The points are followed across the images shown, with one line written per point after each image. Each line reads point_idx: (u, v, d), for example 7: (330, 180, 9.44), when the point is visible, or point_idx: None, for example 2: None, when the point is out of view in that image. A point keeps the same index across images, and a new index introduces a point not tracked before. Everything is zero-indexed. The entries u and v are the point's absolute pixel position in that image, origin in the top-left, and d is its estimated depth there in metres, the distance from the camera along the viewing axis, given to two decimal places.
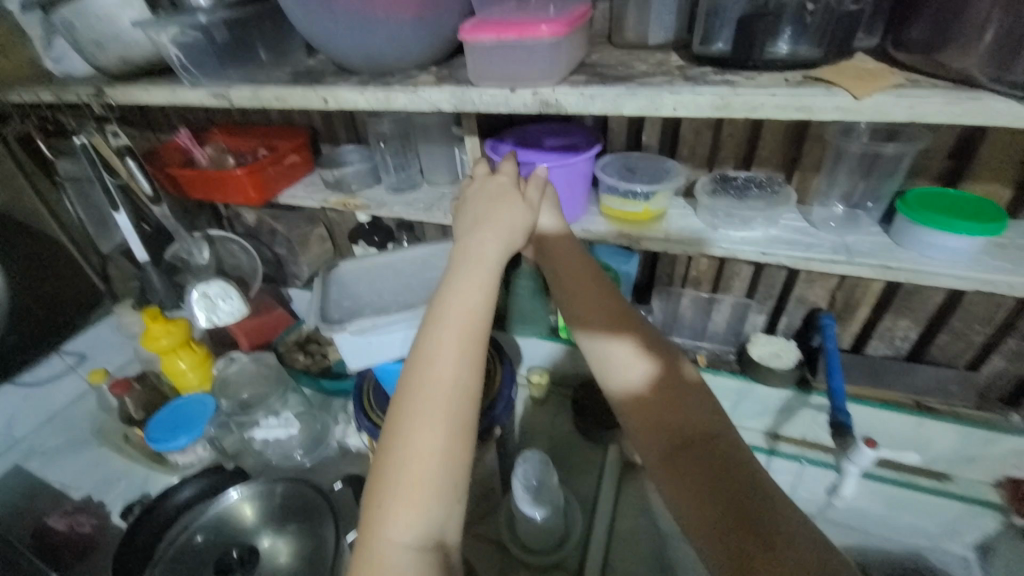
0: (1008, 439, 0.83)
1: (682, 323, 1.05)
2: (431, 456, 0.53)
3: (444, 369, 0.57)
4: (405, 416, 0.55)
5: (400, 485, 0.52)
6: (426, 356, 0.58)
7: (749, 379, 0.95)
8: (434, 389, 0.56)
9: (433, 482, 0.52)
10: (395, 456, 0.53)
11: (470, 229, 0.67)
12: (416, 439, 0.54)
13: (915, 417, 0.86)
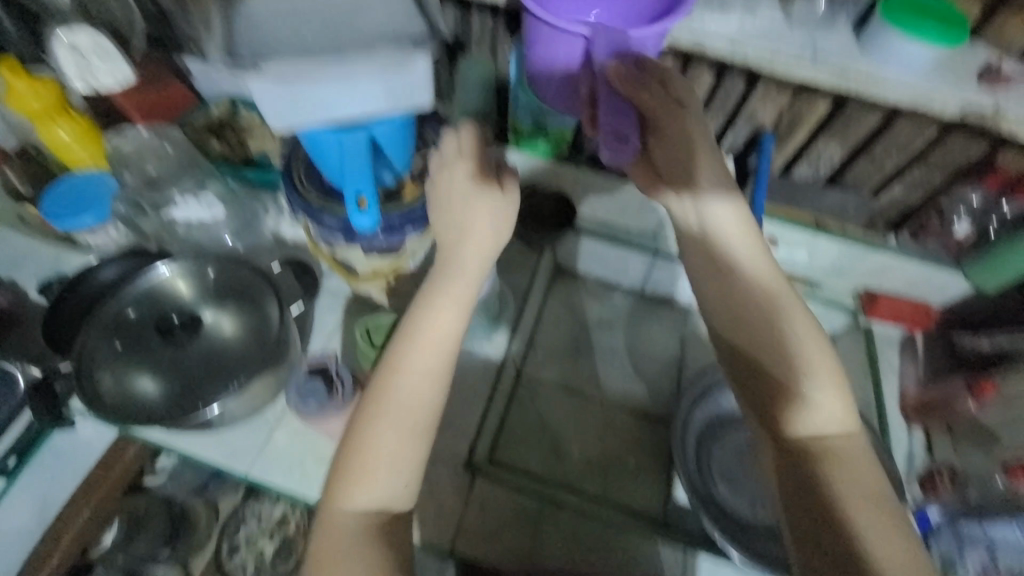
0: (876, 254, 0.99)
1: None
2: (381, 458, 0.63)
3: (411, 387, 0.65)
4: (372, 409, 0.64)
5: (349, 471, 0.63)
6: (391, 372, 0.65)
7: None
8: (392, 400, 0.64)
9: (386, 468, 0.63)
10: (355, 449, 0.63)
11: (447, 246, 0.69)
12: (370, 446, 0.63)
13: (811, 233, 0.99)
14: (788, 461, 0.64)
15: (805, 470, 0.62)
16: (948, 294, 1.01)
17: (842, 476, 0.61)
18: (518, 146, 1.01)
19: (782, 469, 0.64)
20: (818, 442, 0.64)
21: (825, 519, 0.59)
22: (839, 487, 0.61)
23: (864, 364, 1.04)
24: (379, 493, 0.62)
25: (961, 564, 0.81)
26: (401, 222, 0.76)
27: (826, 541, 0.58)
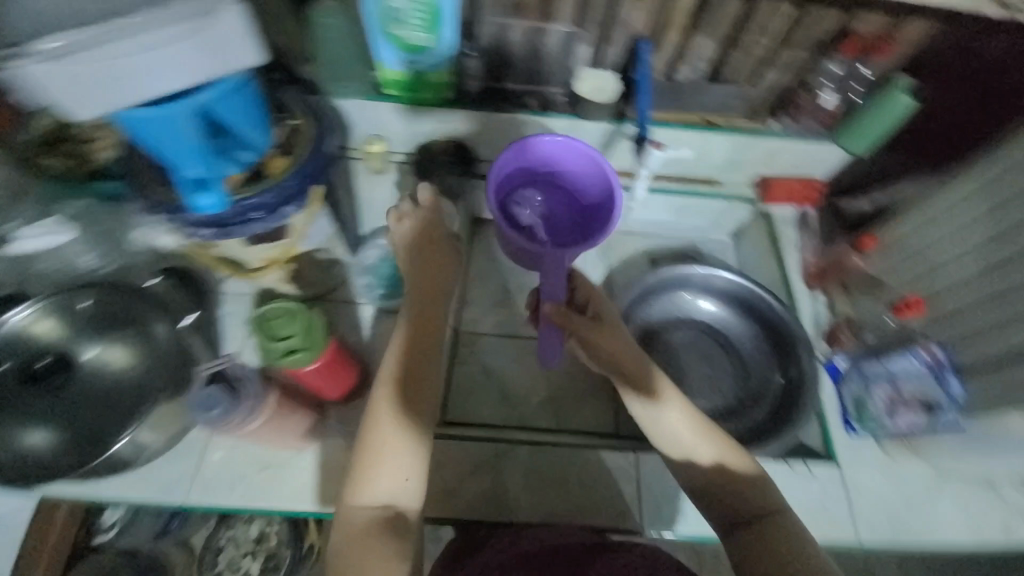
0: (763, 141, 1.05)
1: (515, 64, 1.00)
2: (394, 461, 0.61)
3: (410, 398, 0.64)
4: (376, 402, 0.64)
5: (363, 476, 0.61)
6: (394, 384, 0.65)
7: (576, 120, 1.01)
8: (394, 388, 0.65)
9: (393, 448, 0.61)
10: (370, 448, 0.62)
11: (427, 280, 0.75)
12: (380, 450, 0.62)
13: (702, 132, 1.03)
14: (733, 526, 0.63)
15: (761, 527, 0.61)
16: (829, 164, 1.08)
17: (776, 535, 0.60)
18: (399, 99, 1.00)
19: (734, 534, 0.63)
20: (754, 495, 0.63)
21: (785, 551, 0.58)
22: (781, 540, 0.60)
23: (770, 244, 1.12)
24: (393, 497, 0.60)
25: (868, 398, 0.87)
26: (271, 201, 0.69)
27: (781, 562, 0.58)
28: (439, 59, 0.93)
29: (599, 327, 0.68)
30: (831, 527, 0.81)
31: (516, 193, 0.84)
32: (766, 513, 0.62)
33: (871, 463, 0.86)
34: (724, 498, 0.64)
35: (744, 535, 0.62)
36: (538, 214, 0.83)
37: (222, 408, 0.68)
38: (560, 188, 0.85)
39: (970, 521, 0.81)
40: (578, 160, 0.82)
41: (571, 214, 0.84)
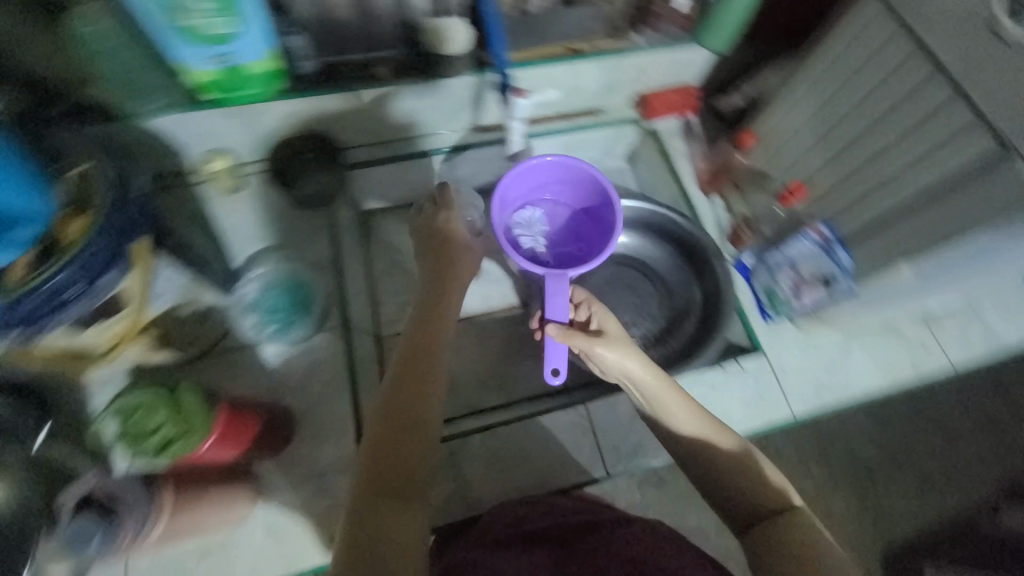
0: (631, 59, 1.01)
1: (348, 32, 0.87)
2: (415, 464, 0.55)
3: (430, 395, 0.59)
4: (395, 379, 0.61)
5: (380, 481, 0.52)
6: (412, 375, 0.60)
7: (434, 82, 0.92)
8: (412, 361, 0.62)
9: (407, 425, 0.57)
10: (386, 425, 0.57)
11: (449, 271, 0.76)
12: (399, 451, 0.55)
13: (569, 63, 0.98)
14: (745, 528, 0.58)
15: (774, 524, 0.56)
16: (698, 66, 1.07)
17: (791, 533, 0.55)
18: (223, 104, 0.85)
19: (750, 535, 0.57)
20: (762, 491, 0.58)
21: (801, 543, 0.54)
22: (798, 537, 0.54)
23: (662, 160, 1.12)
24: (410, 508, 0.52)
25: (776, 286, 0.90)
26: (79, 275, 0.56)
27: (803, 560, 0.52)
28: (250, 48, 0.77)
29: (608, 338, 0.66)
30: (769, 411, 0.88)
31: (520, 210, 0.89)
32: (782, 509, 0.57)
33: (791, 343, 0.92)
34: (736, 495, 0.59)
35: (760, 533, 0.56)
36: (541, 230, 0.91)
37: (101, 535, 0.62)
38: (559, 203, 0.90)
39: (878, 366, 0.91)
40: (580, 185, 0.87)
41: (569, 225, 0.92)
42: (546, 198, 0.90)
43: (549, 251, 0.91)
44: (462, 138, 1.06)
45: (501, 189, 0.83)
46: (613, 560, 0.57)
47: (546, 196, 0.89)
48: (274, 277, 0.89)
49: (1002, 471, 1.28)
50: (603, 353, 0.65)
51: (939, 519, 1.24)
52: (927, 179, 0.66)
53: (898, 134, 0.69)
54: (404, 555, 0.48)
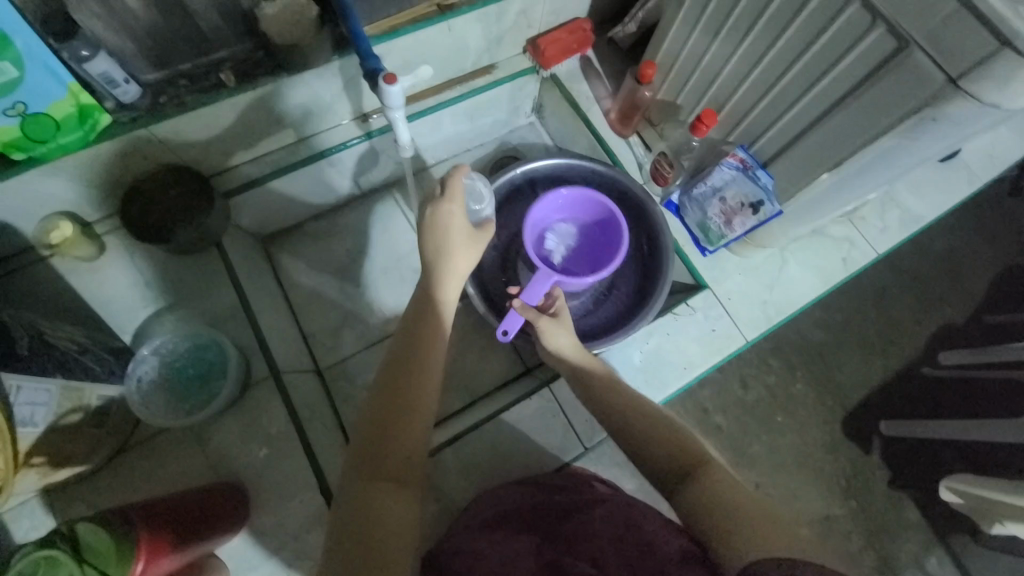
0: (510, 4, 0.91)
1: (167, 39, 0.72)
2: (408, 453, 0.58)
3: (423, 377, 0.61)
4: (387, 403, 0.59)
5: (377, 465, 0.56)
6: (404, 356, 0.62)
7: (291, 76, 0.79)
8: (410, 387, 0.60)
9: (401, 460, 0.57)
10: (373, 454, 0.57)
11: (446, 262, 0.68)
12: (391, 441, 0.57)
13: (443, 23, 0.86)
14: (670, 491, 0.56)
15: (698, 479, 0.54)
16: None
17: (713, 489, 0.53)
18: (35, 159, 0.70)
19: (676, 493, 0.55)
20: (686, 448, 0.58)
21: (722, 491, 0.52)
22: (721, 491, 0.52)
23: (570, 110, 1.05)
24: (402, 494, 0.56)
25: (708, 220, 0.87)
26: None
27: (721, 504, 0.51)
28: (50, 89, 0.64)
29: (558, 320, 0.76)
30: (724, 343, 0.89)
31: (550, 223, 0.93)
32: (705, 461, 0.56)
33: (732, 271, 0.92)
34: (661, 450, 0.59)
35: (686, 487, 0.54)
36: (566, 245, 0.93)
37: None
38: (581, 219, 0.93)
39: (814, 272, 0.93)
40: (602, 204, 0.90)
41: (590, 238, 0.94)
42: (569, 219, 0.94)
43: (570, 264, 0.93)
44: (350, 132, 0.94)
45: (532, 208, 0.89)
46: (602, 539, 0.58)
47: (575, 212, 0.93)
48: (172, 350, 0.78)
49: (932, 324, 1.39)
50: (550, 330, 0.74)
51: (886, 382, 1.36)
52: (828, 85, 0.64)
53: (789, 42, 0.66)
54: (401, 536, 0.52)
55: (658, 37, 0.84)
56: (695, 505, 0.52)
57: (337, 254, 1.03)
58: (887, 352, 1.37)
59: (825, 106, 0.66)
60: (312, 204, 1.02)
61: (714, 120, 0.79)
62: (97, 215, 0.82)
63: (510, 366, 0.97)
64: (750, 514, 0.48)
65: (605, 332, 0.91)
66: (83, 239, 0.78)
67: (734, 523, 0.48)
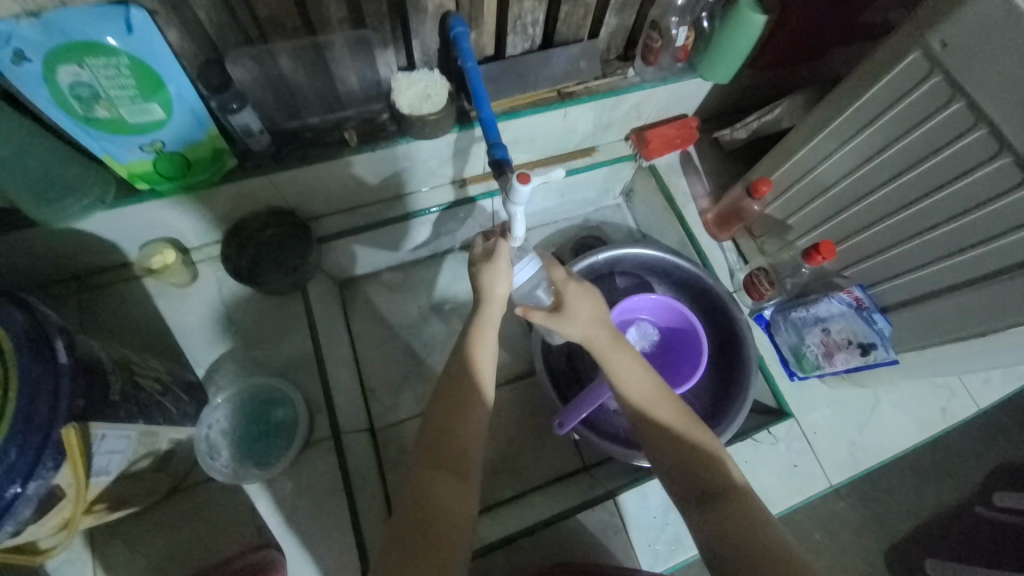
0: (627, 97, 0.90)
1: (303, 94, 0.75)
2: (467, 444, 0.56)
3: (480, 369, 0.61)
4: (451, 409, 0.57)
5: (435, 451, 0.55)
6: (464, 355, 0.61)
7: (409, 142, 0.79)
8: (468, 402, 0.58)
9: (457, 472, 0.55)
10: (433, 455, 0.55)
11: (485, 285, 0.63)
12: (449, 431, 0.56)
13: (560, 108, 0.86)
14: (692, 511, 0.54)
15: (712, 507, 0.52)
16: (698, 98, 0.97)
17: (737, 514, 0.51)
18: (158, 192, 0.71)
19: (693, 513, 0.53)
20: (710, 470, 0.55)
21: (739, 528, 0.49)
22: (754, 521, 0.50)
23: (664, 202, 1.03)
24: (460, 485, 0.54)
25: (803, 347, 0.83)
26: None
27: (737, 545, 0.48)
28: (187, 131, 0.65)
29: (564, 316, 0.64)
30: (806, 483, 0.82)
31: (644, 318, 0.93)
32: (723, 491, 0.53)
33: (821, 403, 0.86)
34: (679, 471, 0.56)
35: (703, 513, 0.52)
36: (644, 345, 0.92)
37: None
38: (674, 333, 0.92)
39: (909, 418, 0.86)
40: (694, 333, 0.88)
41: (679, 345, 0.92)
42: (662, 323, 0.93)
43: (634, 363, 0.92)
44: (447, 196, 0.94)
45: (637, 296, 0.90)
46: None
47: (672, 325, 0.92)
48: (247, 399, 0.80)
49: (992, 458, 1.27)
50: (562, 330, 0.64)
51: (938, 515, 1.23)
52: (986, 253, 0.60)
53: (944, 199, 0.62)
54: (458, 527, 0.51)
55: (778, 155, 0.82)
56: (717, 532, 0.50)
57: (408, 309, 1.02)
58: (942, 483, 1.25)
59: (978, 272, 0.61)
60: (391, 255, 1.02)
61: (833, 253, 0.74)
62: (197, 243, 0.84)
63: (566, 458, 0.93)
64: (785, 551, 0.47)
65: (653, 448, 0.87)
66: (181, 266, 0.80)
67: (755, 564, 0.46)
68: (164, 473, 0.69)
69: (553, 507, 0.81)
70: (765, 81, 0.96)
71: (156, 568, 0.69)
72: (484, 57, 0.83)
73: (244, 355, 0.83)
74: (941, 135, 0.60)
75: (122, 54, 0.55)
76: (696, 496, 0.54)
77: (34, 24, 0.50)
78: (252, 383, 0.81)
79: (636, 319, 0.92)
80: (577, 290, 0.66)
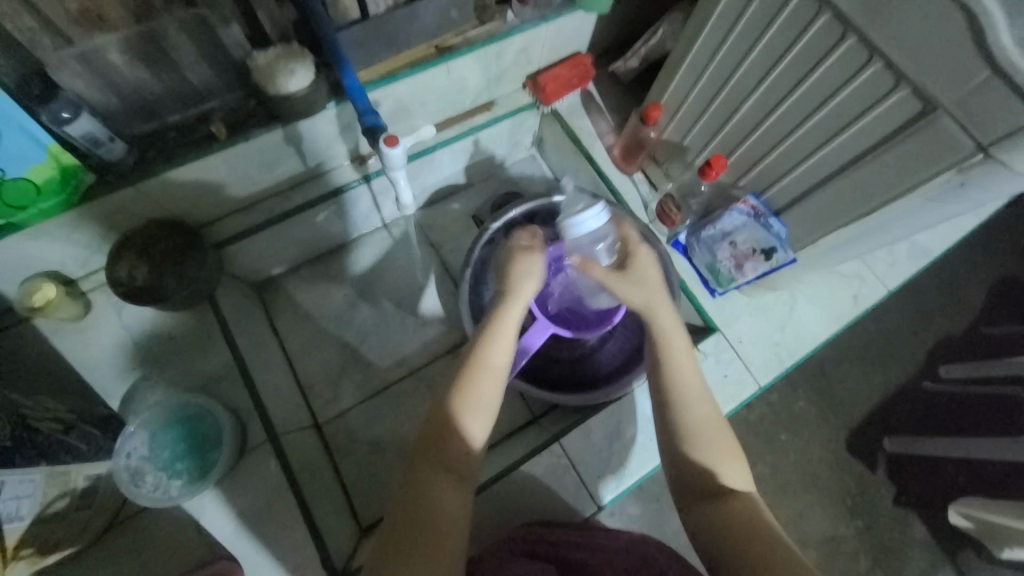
0: (511, 41, 0.87)
1: (153, 92, 0.69)
2: (468, 448, 0.58)
3: (487, 388, 0.60)
4: (468, 395, 0.59)
5: (429, 455, 0.57)
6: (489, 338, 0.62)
7: (286, 124, 0.75)
8: (486, 388, 0.60)
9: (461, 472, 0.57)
10: (451, 452, 0.57)
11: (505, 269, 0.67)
12: (458, 432, 0.58)
13: (442, 65, 0.83)
14: (695, 499, 0.58)
15: (715, 503, 0.56)
16: (585, 32, 0.94)
17: (738, 511, 0.55)
18: (15, 224, 0.66)
19: (693, 505, 0.58)
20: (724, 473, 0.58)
21: (741, 532, 0.53)
22: (751, 518, 0.54)
23: (572, 145, 1.01)
24: (455, 484, 0.56)
25: (717, 263, 0.84)
26: None
27: (734, 545, 0.53)
28: (20, 153, 0.60)
29: (628, 277, 0.65)
30: (739, 390, 0.86)
31: None
32: (727, 491, 0.57)
33: (743, 312, 0.90)
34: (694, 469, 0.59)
35: (705, 508, 0.57)
36: None
37: None
38: None
39: (824, 311, 0.91)
40: None
41: None
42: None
43: None
44: (347, 176, 0.90)
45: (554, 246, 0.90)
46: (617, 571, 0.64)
47: None
48: (170, 421, 0.78)
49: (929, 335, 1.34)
50: (622, 290, 0.65)
51: (887, 397, 1.30)
52: (850, 138, 0.62)
53: (813, 88, 0.63)
54: (450, 522, 0.53)
55: (664, 77, 0.81)
56: (715, 522, 0.55)
57: (335, 297, 1.00)
58: (887, 366, 1.32)
59: (854, 152, 0.63)
60: (305, 248, 0.98)
61: (723, 165, 0.76)
62: (83, 271, 0.78)
63: (516, 413, 0.95)
64: (781, 548, 0.51)
65: (593, 384, 0.89)
66: (68, 299, 0.75)
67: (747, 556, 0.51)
68: (93, 508, 0.68)
69: (506, 460, 0.83)
70: (647, 5, 0.95)
71: None
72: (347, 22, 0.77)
73: (164, 377, 0.80)
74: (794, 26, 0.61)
75: None
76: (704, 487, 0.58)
77: None
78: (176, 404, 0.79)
79: None
80: (646, 257, 0.67)
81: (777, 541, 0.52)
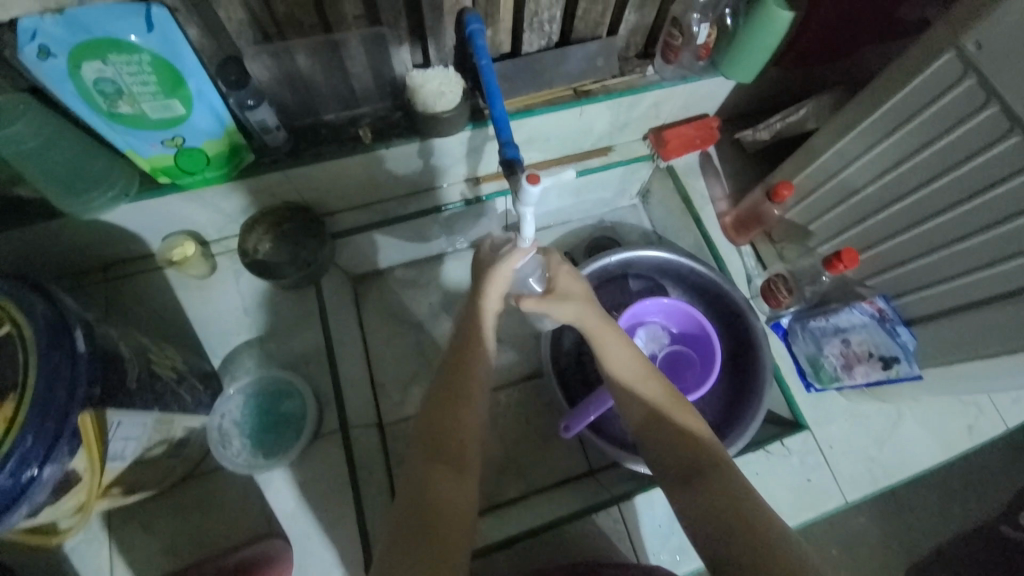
0: (647, 94, 0.87)
1: (319, 91, 0.75)
2: (465, 437, 0.57)
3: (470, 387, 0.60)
4: (451, 409, 0.58)
5: (432, 446, 0.56)
6: (467, 349, 0.62)
7: (423, 140, 0.78)
8: (464, 400, 0.59)
9: (455, 470, 0.55)
10: (444, 449, 0.56)
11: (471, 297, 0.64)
12: (447, 433, 0.57)
13: (576, 107, 0.84)
14: (677, 484, 0.54)
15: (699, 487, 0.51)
16: (719, 97, 0.93)
17: (716, 493, 0.50)
18: (180, 186, 0.73)
19: (678, 493, 0.53)
20: (695, 450, 0.54)
21: (726, 514, 0.48)
22: (728, 495, 0.50)
23: (682, 204, 1.00)
24: (462, 477, 0.55)
25: (822, 358, 0.81)
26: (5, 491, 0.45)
27: (728, 533, 0.47)
28: (203, 128, 0.67)
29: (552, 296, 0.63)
30: (820, 499, 0.80)
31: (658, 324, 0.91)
32: (702, 470, 0.53)
33: (839, 416, 0.84)
34: (668, 457, 0.55)
35: (688, 493, 0.52)
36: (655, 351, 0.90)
37: None
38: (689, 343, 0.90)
39: (933, 435, 0.83)
40: (706, 341, 0.88)
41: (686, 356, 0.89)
42: (675, 329, 0.91)
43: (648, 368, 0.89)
44: (461, 193, 0.94)
45: (656, 300, 0.89)
46: None
47: (687, 334, 0.90)
48: (258, 391, 0.82)
49: None
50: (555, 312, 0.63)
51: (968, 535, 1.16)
52: (1016, 267, 0.57)
53: (981, 205, 0.59)
54: (460, 515, 0.52)
55: (802, 159, 0.78)
56: (699, 508, 0.50)
57: (419, 303, 1.03)
58: (975, 501, 1.18)
59: (1015, 284, 0.58)
60: (404, 252, 1.02)
61: (856, 262, 0.71)
62: (215, 236, 0.86)
63: (572, 461, 0.93)
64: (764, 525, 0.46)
65: None
66: (200, 258, 0.82)
67: (737, 538, 0.46)
68: (177, 460, 0.71)
69: (557, 510, 0.81)
70: (792, 80, 0.93)
71: (169, 550, 0.72)
72: (500, 55, 0.82)
73: (259, 347, 0.86)
74: (975, 140, 0.57)
75: (142, 52, 0.56)
76: (678, 470, 0.54)
77: (58, 20, 0.52)
78: (266, 377, 0.83)
79: (652, 324, 0.91)
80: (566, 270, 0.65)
81: (767, 525, 0.47)
